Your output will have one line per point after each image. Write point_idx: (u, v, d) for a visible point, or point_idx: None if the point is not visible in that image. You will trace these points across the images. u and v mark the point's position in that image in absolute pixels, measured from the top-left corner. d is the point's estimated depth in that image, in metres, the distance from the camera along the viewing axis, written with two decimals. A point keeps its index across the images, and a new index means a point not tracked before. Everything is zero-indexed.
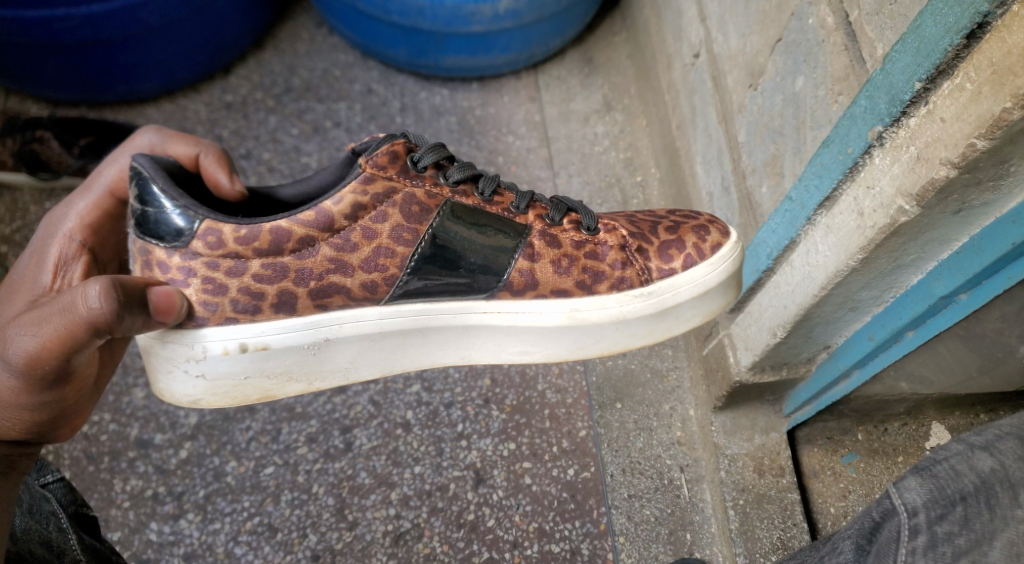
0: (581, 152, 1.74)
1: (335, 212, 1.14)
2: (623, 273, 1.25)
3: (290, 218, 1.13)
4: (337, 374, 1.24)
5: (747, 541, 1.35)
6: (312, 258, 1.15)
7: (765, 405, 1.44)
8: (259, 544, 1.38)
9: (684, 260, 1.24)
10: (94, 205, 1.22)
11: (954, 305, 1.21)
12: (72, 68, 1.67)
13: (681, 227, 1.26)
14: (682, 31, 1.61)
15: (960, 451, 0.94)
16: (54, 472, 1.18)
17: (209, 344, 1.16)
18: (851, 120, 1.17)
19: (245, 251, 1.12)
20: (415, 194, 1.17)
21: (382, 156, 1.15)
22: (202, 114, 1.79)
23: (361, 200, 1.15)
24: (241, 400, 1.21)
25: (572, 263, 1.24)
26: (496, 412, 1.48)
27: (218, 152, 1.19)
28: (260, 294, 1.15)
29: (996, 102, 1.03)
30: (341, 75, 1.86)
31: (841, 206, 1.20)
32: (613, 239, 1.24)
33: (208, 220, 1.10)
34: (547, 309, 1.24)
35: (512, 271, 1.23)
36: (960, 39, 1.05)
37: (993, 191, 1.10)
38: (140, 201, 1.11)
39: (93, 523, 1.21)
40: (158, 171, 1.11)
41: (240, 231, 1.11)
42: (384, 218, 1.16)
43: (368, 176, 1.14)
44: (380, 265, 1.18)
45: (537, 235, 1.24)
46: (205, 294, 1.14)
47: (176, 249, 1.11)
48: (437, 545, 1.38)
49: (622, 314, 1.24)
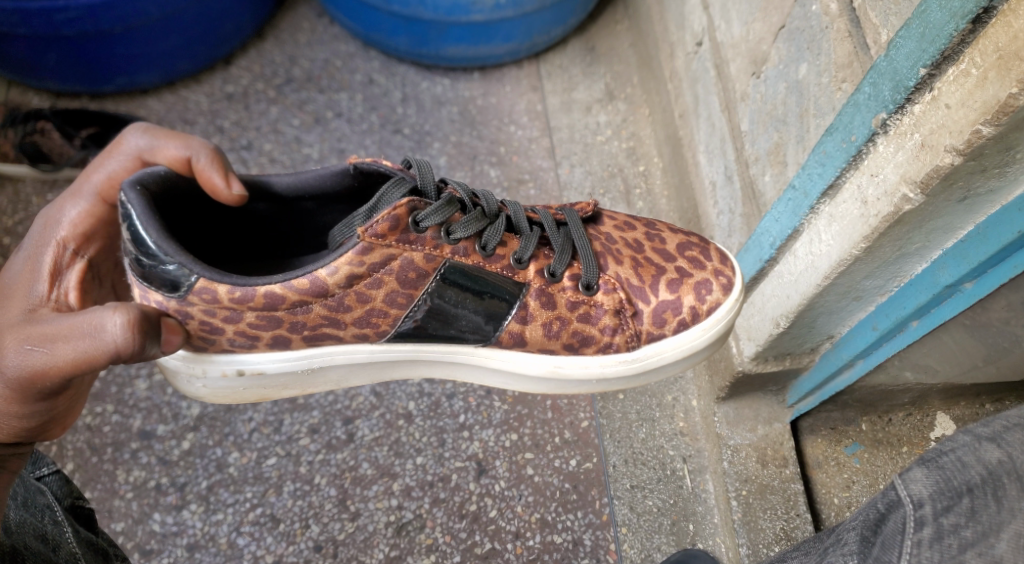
0: (582, 142, 1.73)
1: (329, 282, 1.13)
2: (613, 338, 1.24)
3: (284, 284, 1.12)
4: (330, 385, 1.27)
5: (751, 531, 1.34)
6: (304, 314, 1.15)
7: (767, 394, 1.44)
8: (261, 535, 1.38)
9: (677, 324, 1.23)
10: (87, 212, 1.20)
11: (958, 294, 1.20)
12: (72, 58, 1.67)
13: (684, 282, 1.23)
14: (684, 20, 1.60)
15: (967, 443, 0.94)
16: (49, 465, 1.17)
17: (210, 365, 1.19)
18: (855, 108, 1.17)
19: (240, 307, 1.13)
20: (413, 259, 1.17)
21: (381, 225, 1.13)
22: (202, 105, 1.79)
23: (357, 270, 1.14)
24: (240, 399, 1.25)
25: (563, 326, 1.24)
26: (498, 403, 1.49)
27: (212, 153, 1.15)
28: (257, 336, 1.17)
29: (1002, 88, 1.02)
30: (342, 65, 1.86)
31: (844, 194, 1.19)
32: (609, 303, 1.23)
33: (205, 279, 1.10)
34: (532, 361, 1.26)
35: (502, 332, 1.24)
36: (965, 24, 1.04)
37: (998, 178, 1.09)
38: (135, 246, 1.09)
39: (90, 518, 1.21)
40: (149, 218, 1.09)
41: (234, 292, 1.11)
42: (379, 284, 1.16)
43: (365, 246, 1.13)
44: (373, 323, 1.19)
45: (534, 294, 1.23)
46: (204, 331, 1.15)
47: (174, 298, 1.11)
48: (439, 536, 1.38)
49: (603, 373, 1.26)
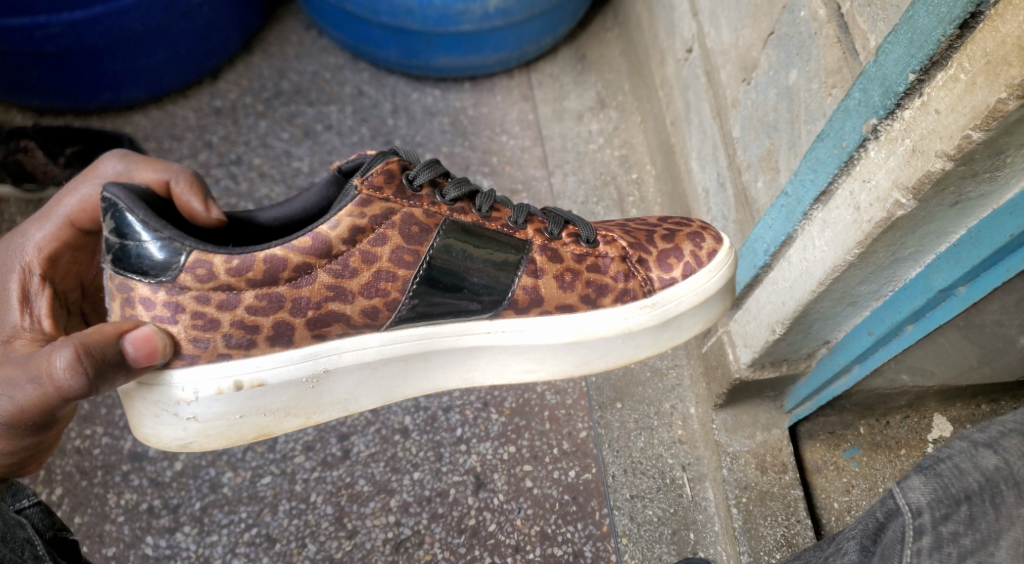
0: (576, 150, 1.73)
1: (332, 237, 1.13)
2: (627, 285, 1.25)
3: (285, 246, 1.12)
4: (336, 407, 1.23)
5: (751, 539, 1.33)
6: (307, 287, 1.14)
7: (765, 401, 1.43)
8: (257, 556, 1.37)
9: (684, 268, 1.24)
10: (52, 236, 1.19)
11: (952, 298, 1.19)
12: (56, 75, 1.66)
13: (677, 235, 1.26)
14: (674, 26, 1.60)
15: (964, 449, 0.93)
16: (30, 496, 1.14)
17: (201, 385, 1.15)
18: (845, 114, 1.16)
19: (238, 283, 1.11)
20: (413, 214, 1.17)
21: (377, 177, 1.14)
22: (190, 120, 1.77)
23: (360, 222, 1.14)
24: (236, 438, 1.20)
25: (574, 278, 1.25)
26: (495, 415, 1.48)
27: (190, 177, 1.16)
28: (255, 327, 1.14)
29: (991, 93, 1.01)
30: (331, 77, 1.85)
31: (837, 201, 1.19)
32: (613, 251, 1.25)
33: (198, 252, 1.09)
34: (556, 326, 1.25)
35: (515, 289, 1.23)
36: (952, 29, 1.03)
37: (989, 182, 1.09)
38: (118, 235, 1.09)
39: (75, 550, 1.16)
40: (135, 201, 1.09)
41: (232, 261, 1.10)
42: (384, 240, 1.16)
43: (363, 198, 1.13)
44: (382, 290, 1.17)
45: (537, 250, 1.24)
46: (195, 331, 1.12)
47: (161, 285, 1.10)
48: (438, 552, 1.37)
49: (628, 326, 1.25)
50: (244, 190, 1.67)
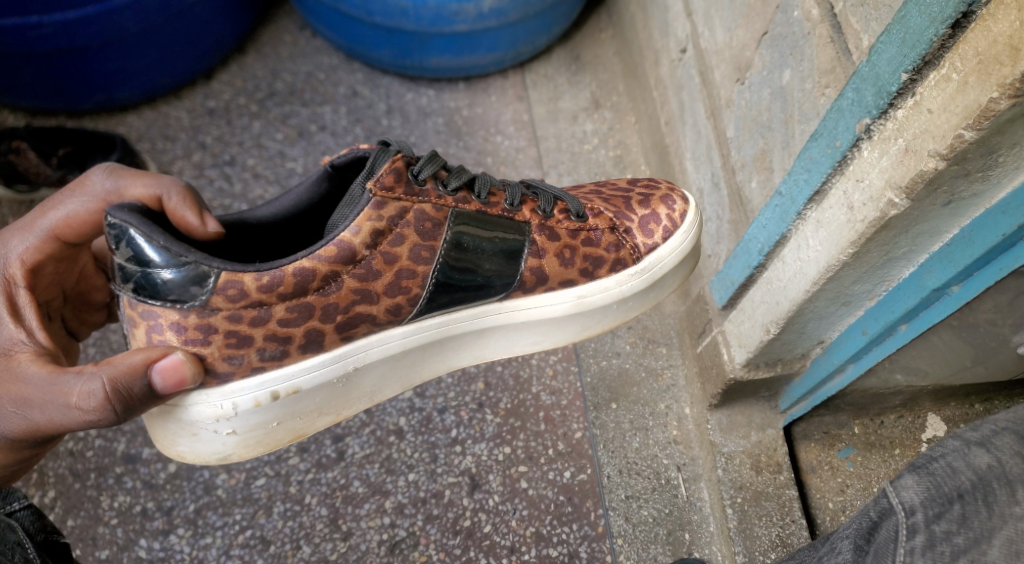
0: (570, 151, 1.72)
1: (355, 243, 1.12)
2: (619, 255, 1.27)
3: (312, 257, 1.11)
4: (364, 399, 1.24)
5: (746, 539, 1.33)
6: (335, 293, 1.13)
7: (760, 401, 1.43)
8: (251, 557, 1.37)
9: (663, 232, 1.27)
10: (36, 248, 1.19)
11: (946, 297, 1.19)
12: (49, 76, 1.65)
13: (651, 199, 1.29)
14: (668, 27, 1.60)
15: (957, 448, 0.93)
16: (20, 499, 1.12)
17: (238, 398, 1.14)
18: (838, 113, 1.16)
19: (269, 298, 1.10)
20: (425, 210, 1.17)
21: (387, 177, 1.14)
22: (184, 121, 1.77)
23: (379, 226, 1.13)
24: (273, 444, 1.20)
25: (573, 253, 1.26)
26: (490, 416, 1.48)
27: (182, 191, 1.15)
28: (288, 337, 1.13)
29: (983, 92, 1.01)
30: (325, 78, 1.85)
31: (830, 200, 1.19)
32: (602, 222, 1.27)
33: (229, 272, 1.08)
34: (554, 298, 1.27)
35: (523, 270, 1.24)
36: (945, 29, 1.03)
37: (982, 182, 1.09)
38: (139, 263, 1.07)
39: (65, 550, 1.16)
40: (149, 227, 1.07)
41: (262, 279, 1.09)
42: (401, 239, 1.15)
43: (379, 200, 1.13)
44: (404, 288, 1.17)
45: (536, 231, 1.24)
46: (229, 348, 1.11)
47: (192, 308, 1.09)
48: (433, 553, 1.37)
49: (622, 292, 1.28)
50: (239, 191, 1.67)
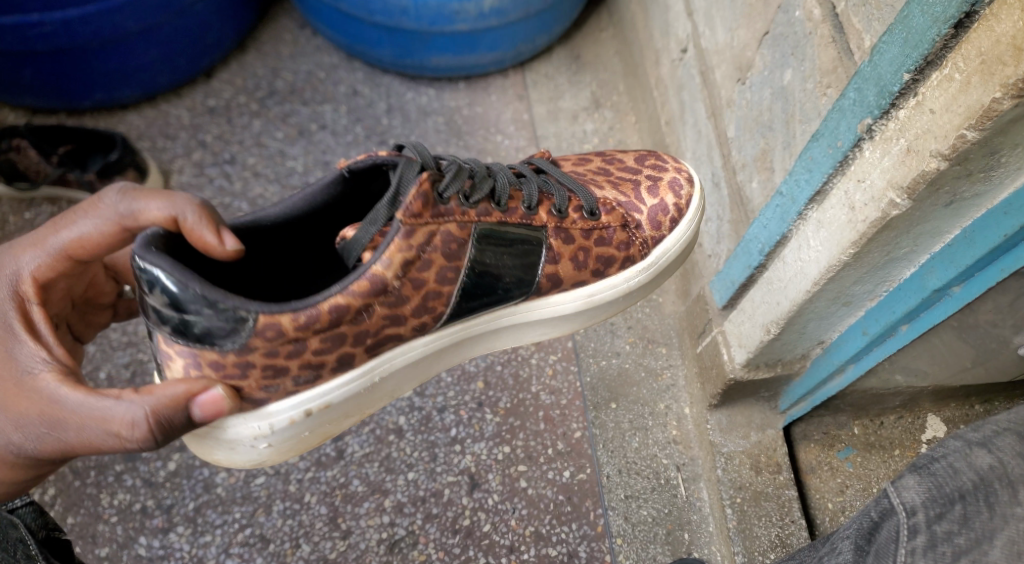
0: (570, 150, 1.72)
1: (387, 275, 1.11)
2: (628, 253, 1.27)
3: (346, 292, 1.09)
4: (386, 397, 1.23)
5: (746, 539, 1.33)
6: (367, 321, 1.12)
7: (760, 401, 1.43)
8: (251, 556, 1.37)
9: (669, 223, 1.27)
10: (49, 266, 1.14)
11: (946, 298, 1.20)
12: (49, 74, 1.65)
13: (659, 185, 1.28)
14: (669, 27, 1.60)
15: (958, 448, 0.93)
16: (23, 496, 1.14)
17: (274, 418, 1.13)
18: (840, 113, 1.16)
19: (306, 334, 1.09)
20: (451, 230, 1.16)
21: (415, 202, 1.12)
22: (184, 120, 1.77)
23: (408, 255, 1.13)
24: (303, 446, 1.19)
25: (587, 254, 1.25)
26: (490, 415, 1.48)
27: (199, 209, 1.08)
28: (321, 363, 1.13)
29: (985, 93, 1.01)
30: (325, 77, 1.85)
31: (831, 200, 1.19)
32: (614, 220, 1.26)
33: (267, 315, 1.06)
34: (566, 297, 1.27)
35: (541, 278, 1.23)
36: (947, 29, 1.03)
37: (983, 182, 1.09)
38: (176, 309, 1.05)
39: (67, 550, 1.16)
40: (185, 274, 1.04)
41: (299, 318, 1.08)
42: (429, 265, 1.15)
43: (409, 228, 1.12)
44: (430, 308, 1.17)
45: (552, 235, 1.23)
46: (266, 379, 1.11)
47: (230, 349, 1.07)
48: (432, 552, 1.37)
49: (629, 286, 1.28)
50: (238, 190, 1.67)
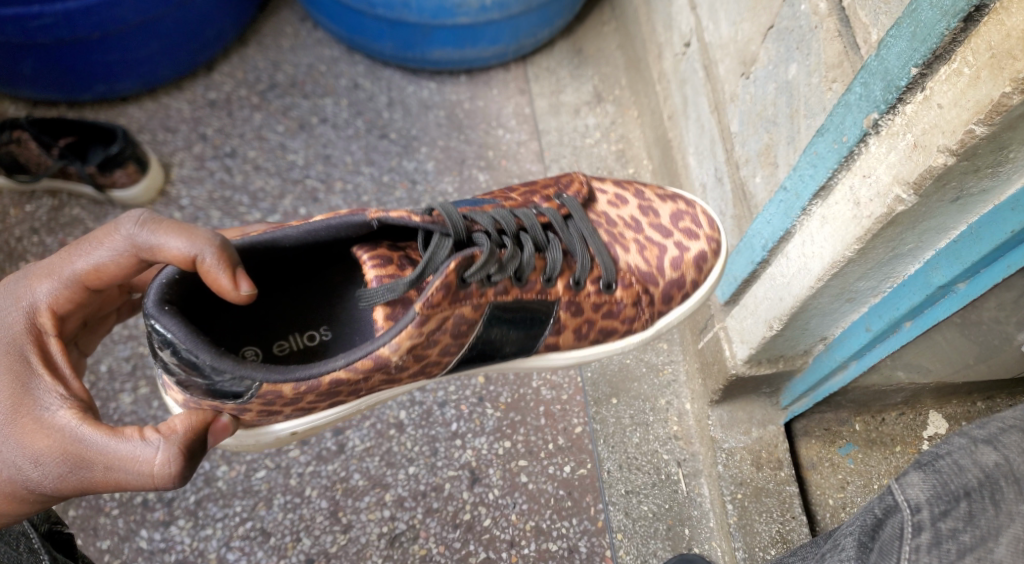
0: (572, 144, 1.72)
1: (391, 357, 1.12)
2: (631, 327, 1.26)
3: (347, 367, 1.10)
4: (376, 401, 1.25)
5: (747, 534, 1.33)
6: (366, 384, 1.14)
7: (761, 397, 1.42)
8: (252, 549, 1.37)
9: (681, 298, 1.26)
10: (65, 296, 1.10)
11: (951, 295, 1.19)
12: (49, 67, 1.65)
13: (685, 261, 1.25)
14: (672, 20, 1.59)
15: (964, 446, 0.93)
16: None
17: (262, 434, 1.16)
18: (845, 109, 1.15)
19: (304, 399, 1.10)
20: (463, 314, 1.16)
21: (435, 293, 1.12)
22: (184, 112, 1.77)
23: (416, 340, 1.12)
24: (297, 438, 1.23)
25: (591, 327, 1.25)
26: (491, 410, 1.47)
27: (219, 250, 1.07)
28: (314, 407, 1.14)
29: (995, 87, 1.00)
30: (326, 69, 1.84)
31: (836, 195, 1.18)
32: (627, 297, 1.24)
33: (267, 385, 1.07)
34: (560, 358, 1.27)
35: (541, 345, 1.24)
36: (956, 22, 1.02)
37: (991, 178, 1.08)
38: (184, 367, 1.06)
39: (71, 544, 1.16)
40: (195, 343, 1.04)
41: (299, 388, 1.09)
42: (435, 344, 1.15)
43: (423, 318, 1.11)
44: (426, 370, 1.18)
45: (563, 306, 1.22)
46: (260, 417, 1.12)
47: (230, 405, 1.09)
48: (433, 546, 1.37)
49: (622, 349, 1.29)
50: (239, 183, 1.67)
